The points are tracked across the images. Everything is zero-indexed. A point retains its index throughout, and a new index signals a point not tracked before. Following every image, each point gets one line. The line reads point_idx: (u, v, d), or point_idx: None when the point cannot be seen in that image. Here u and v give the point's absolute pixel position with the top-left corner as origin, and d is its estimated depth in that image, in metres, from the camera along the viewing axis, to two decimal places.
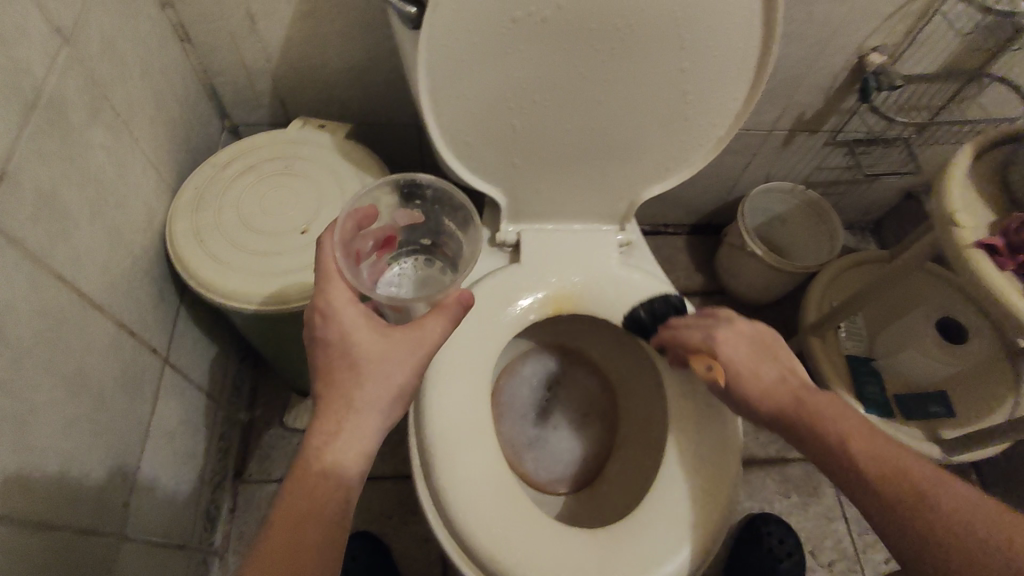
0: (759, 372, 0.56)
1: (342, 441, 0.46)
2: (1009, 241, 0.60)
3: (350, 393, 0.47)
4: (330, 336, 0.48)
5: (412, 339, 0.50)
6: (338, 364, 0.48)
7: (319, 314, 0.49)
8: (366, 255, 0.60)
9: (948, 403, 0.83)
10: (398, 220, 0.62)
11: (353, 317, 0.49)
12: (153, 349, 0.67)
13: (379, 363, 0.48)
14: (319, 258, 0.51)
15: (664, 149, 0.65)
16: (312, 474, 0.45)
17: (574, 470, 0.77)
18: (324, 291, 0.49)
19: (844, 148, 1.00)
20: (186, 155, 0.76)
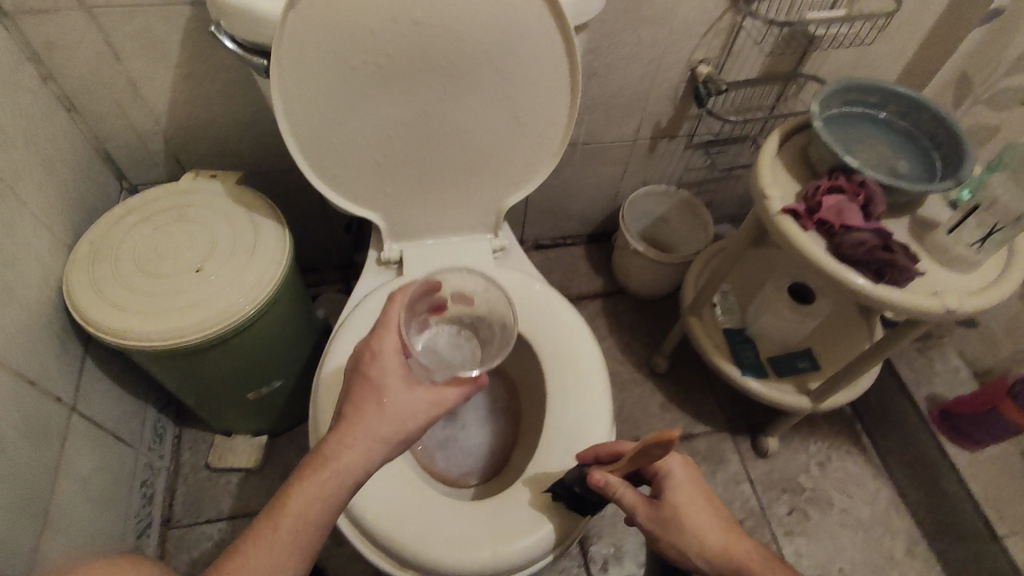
0: (705, 523, 0.53)
1: (349, 459, 0.50)
2: (807, 207, 0.72)
3: (366, 426, 0.51)
4: (370, 373, 0.54)
5: (428, 402, 0.54)
6: (365, 399, 0.53)
7: (369, 354, 0.55)
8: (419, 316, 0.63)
9: (812, 358, 0.93)
10: (452, 295, 0.65)
11: (392, 366, 0.54)
12: (57, 397, 0.70)
13: (402, 405, 0.53)
14: (386, 308, 0.58)
15: (516, 161, 0.74)
16: (309, 488, 0.48)
17: (481, 464, 0.83)
18: (379, 336, 0.56)
19: (702, 150, 1.13)
20: (82, 216, 0.80)
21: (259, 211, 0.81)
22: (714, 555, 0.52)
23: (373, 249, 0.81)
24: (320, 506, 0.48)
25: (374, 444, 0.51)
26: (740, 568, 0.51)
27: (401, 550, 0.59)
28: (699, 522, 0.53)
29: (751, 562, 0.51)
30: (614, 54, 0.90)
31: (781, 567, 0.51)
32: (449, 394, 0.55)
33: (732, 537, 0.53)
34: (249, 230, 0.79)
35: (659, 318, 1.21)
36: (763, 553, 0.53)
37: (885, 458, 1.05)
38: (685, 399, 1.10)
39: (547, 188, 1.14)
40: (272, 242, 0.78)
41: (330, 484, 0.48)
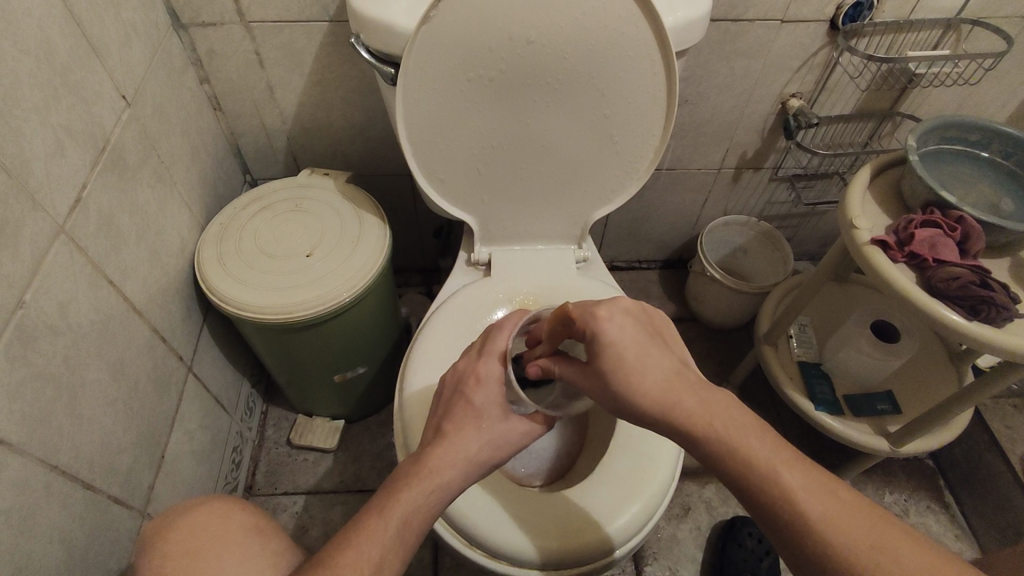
0: (650, 356, 0.45)
1: (453, 468, 0.49)
2: (898, 239, 0.71)
3: (462, 446, 0.50)
4: (472, 398, 0.54)
5: (521, 432, 0.53)
6: (462, 419, 0.53)
7: (473, 380, 0.55)
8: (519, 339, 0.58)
9: (894, 401, 0.90)
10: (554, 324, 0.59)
11: (493, 394, 0.54)
12: (180, 356, 0.79)
13: (502, 432, 0.52)
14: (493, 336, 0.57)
15: (608, 174, 0.78)
16: (418, 489, 0.46)
17: (548, 465, 0.85)
18: (484, 365, 0.55)
19: (787, 183, 1.13)
20: (214, 201, 0.91)
21: (365, 207, 0.89)
22: (648, 401, 0.44)
23: (464, 250, 0.87)
24: (416, 520, 0.45)
25: (470, 465, 0.50)
26: (692, 409, 0.42)
27: (474, 529, 0.63)
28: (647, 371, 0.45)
29: (714, 413, 0.42)
30: (707, 82, 0.94)
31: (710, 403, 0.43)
32: (542, 425, 0.54)
33: (675, 382, 0.44)
34: (355, 223, 0.87)
35: (731, 348, 1.21)
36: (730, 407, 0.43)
37: (970, 517, 0.99)
38: None
39: (626, 211, 1.18)
40: (373, 236, 0.85)
41: (429, 500, 0.46)
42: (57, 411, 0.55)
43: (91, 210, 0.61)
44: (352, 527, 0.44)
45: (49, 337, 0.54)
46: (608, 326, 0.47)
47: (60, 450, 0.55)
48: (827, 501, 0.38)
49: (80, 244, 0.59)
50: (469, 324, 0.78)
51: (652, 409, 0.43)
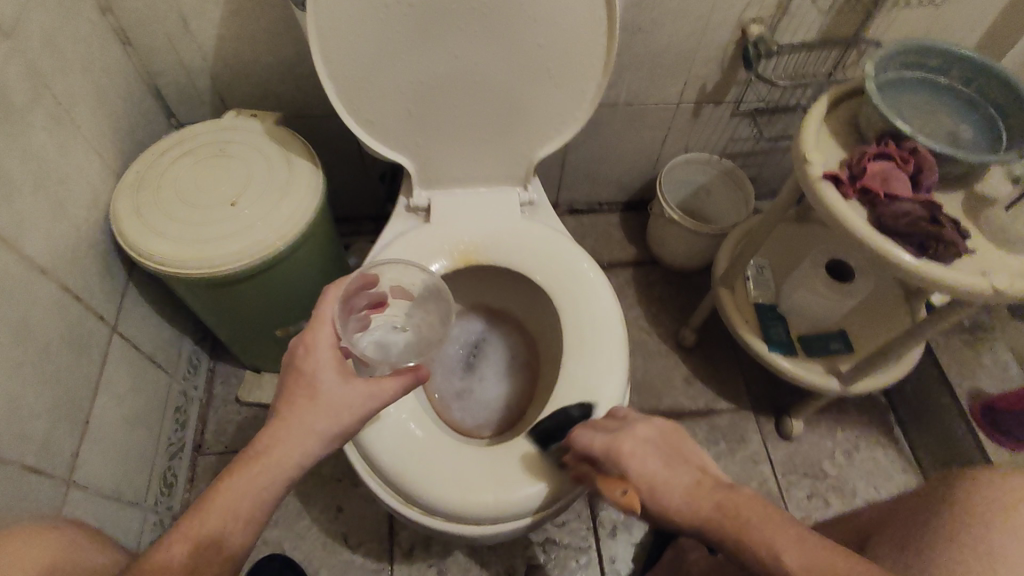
0: (676, 487, 0.49)
1: (285, 448, 0.50)
2: (851, 173, 0.68)
3: (298, 421, 0.51)
4: (303, 366, 0.54)
5: (366, 391, 0.54)
6: (295, 391, 0.53)
7: (303, 348, 0.54)
8: (359, 310, 0.64)
9: (846, 339, 0.90)
10: (392, 290, 0.67)
11: (327, 359, 0.54)
12: (101, 316, 0.75)
13: (337, 400, 0.53)
14: (320, 301, 0.57)
15: (551, 108, 0.73)
16: (241, 476, 0.48)
17: (496, 417, 0.84)
18: (314, 331, 0.55)
19: (750, 118, 1.08)
20: (131, 145, 0.84)
21: (295, 150, 0.82)
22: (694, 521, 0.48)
23: (403, 195, 0.81)
24: (248, 499, 0.48)
25: (310, 437, 0.51)
26: (726, 525, 0.46)
27: (411, 488, 0.61)
28: (675, 480, 0.50)
29: (736, 516, 0.46)
30: (663, 8, 0.87)
31: (755, 514, 0.45)
32: (406, 377, 0.56)
33: (700, 493, 0.48)
34: (284, 169, 0.80)
35: (692, 291, 1.19)
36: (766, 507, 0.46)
37: (918, 451, 1.01)
38: (712, 374, 1.08)
39: (583, 149, 1.12)
40: (304, 182, 0.80)
41: (264, 478, 0.49)
42: None
43: None
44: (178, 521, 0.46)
45: None
46: (637, 429, 0.53)
47: None
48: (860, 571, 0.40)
49: None
50: None
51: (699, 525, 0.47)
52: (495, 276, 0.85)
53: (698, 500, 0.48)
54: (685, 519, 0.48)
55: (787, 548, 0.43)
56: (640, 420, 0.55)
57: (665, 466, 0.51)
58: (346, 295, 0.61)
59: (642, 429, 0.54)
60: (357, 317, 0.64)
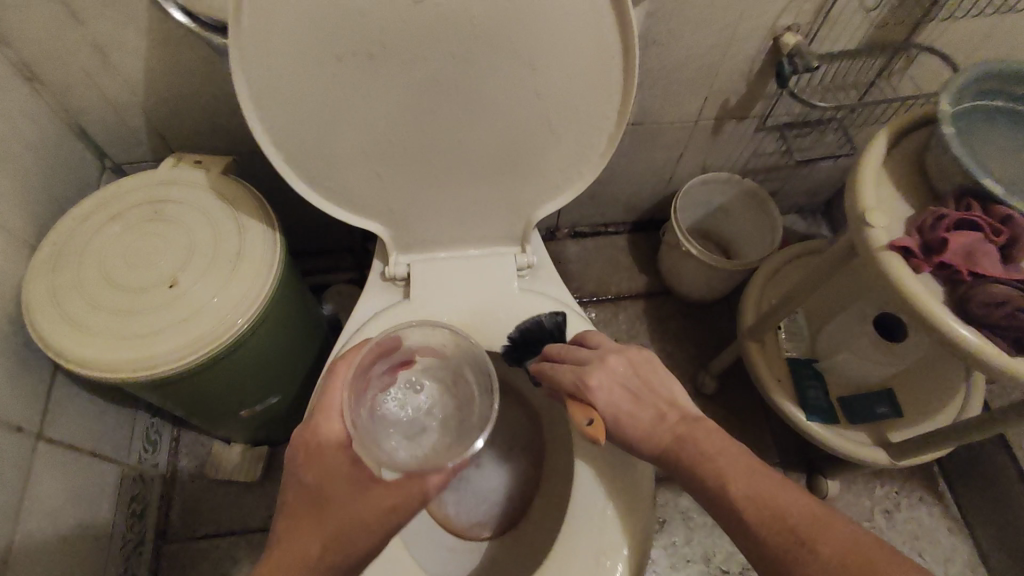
0: (641, 416, 0.52)
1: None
2: (923, 242, 0.55)
3: (305, 547, 0.45)
4: (305, 475, 0.48)
5: (385, 505, 0.46)
6: (303, 506, 0.47)
7: (305, 450, 0.49)
8: (379, 374, 0.55)
9: (895, 403, 0.78)
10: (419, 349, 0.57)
11: (334, 460, 0.48)
12: (18, 425, 0.62)
13: (349, 515, 0.46)
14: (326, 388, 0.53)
15: (553, 160, 0.60)
16: None
17: (496, 513, 0.72)
18: (316, 432, 0.50)
19: (776, 133, 0.95)
20: (49, 206, 0.70)
21: (247, 210, 0.69)
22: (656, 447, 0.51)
23: (378, 261, 0.68)
24: None
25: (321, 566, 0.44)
26: (693, 458, 0.49)
27: None
28: (639, 414, 0.52)
29: (707, 449, 0.49)
30: (682, 18, 0.72)
31: (723, 449, 0.49)
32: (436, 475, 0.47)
33: (673, 432, 0.51)
34: (234, 234, 0.67)
35: (710, 325, 1.07)
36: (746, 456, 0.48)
37: (965, 509, 0.91)
38: (736, 424, 0.97)
39: None
40: (257, 251, 0.66)
41: None
42: None
43: None
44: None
45: None
46: (606, 364, 0.55)
47: None
48: (851, 537, 0.41)
49: None
50: None
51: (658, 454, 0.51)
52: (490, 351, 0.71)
53: (663, 432, 0.51)
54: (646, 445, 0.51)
55: (742, 478, 0.46)
56: (611, 347, 0.57)
57: (631, 400, 0.53)
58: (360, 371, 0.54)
59: (613, 359, 0.55)
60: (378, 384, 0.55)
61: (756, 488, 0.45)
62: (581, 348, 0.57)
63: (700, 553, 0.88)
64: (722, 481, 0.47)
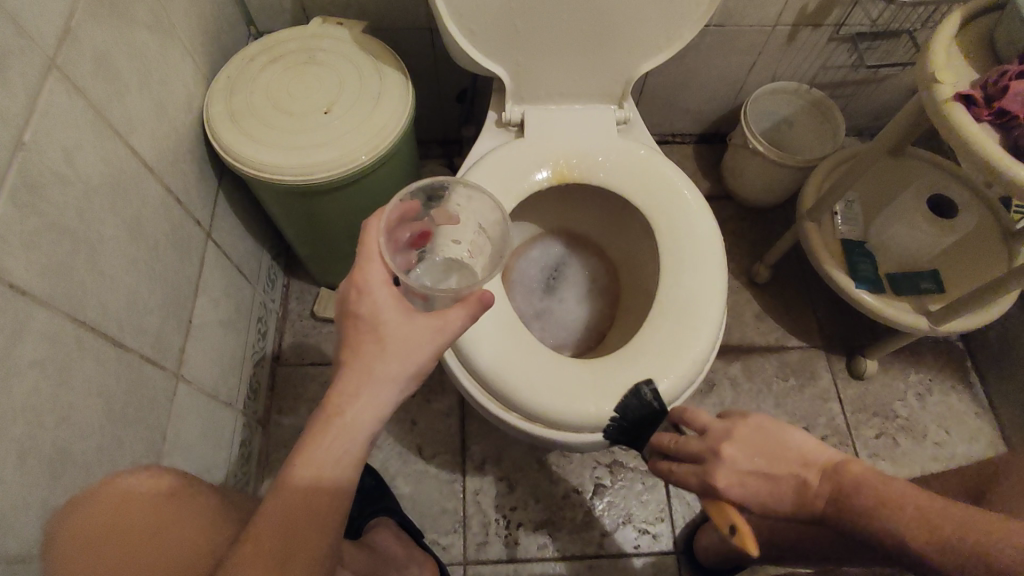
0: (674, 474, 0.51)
1: (361, 402, 0.47)
2: (986, 94, 0.63)
3: (365, 368, 0.48)
4: (358, 309, 0.50)
5: (431, 326, 0.50)
6: (362, 335, 0.49)
7: (356, 290, 0.50)
8: (403, 244, 0.62)
9: (938, 280, 0.87)
10: (434, 215, 0.65)
11: (384, 297, 0.50)
12: (198, 222, 0.76)
13: (402, 341, 0.49)
14: (363, 237, 0.53)
15: (659, 20, 0.69)
16: (327, 433, 0.45)
17: (575, 337, 0.84)
18: (363, 269, 0.51)
19: (848, 44, 1.01)
20: (217, 51, 0.83)
21: (384, 59, 0.80)
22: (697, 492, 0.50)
23: (493, 109, 0.79)
24: (340, 459, 0.45)
25: (384, 383, 0.48)
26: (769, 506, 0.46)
27: (506, 392, 0.62)
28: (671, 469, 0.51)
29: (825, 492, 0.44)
30: None
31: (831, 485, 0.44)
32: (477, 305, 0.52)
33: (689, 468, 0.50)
34: (374, 78, 0.79)
35: (766, 228, 1.15)
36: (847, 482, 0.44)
37: (993, 397, 1.00)
38: (783, 311, 1.07)
39: (666, 75, 1.07)
40: (395, 91, 0.78)
41: (344, 437, 0.46)
42: (77, 265, 0.53)
43: (84, 47, 0.54)
44: (273, 486, 0.45)
45: (61, 187, 0.51)
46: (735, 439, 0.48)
47: (82, 306, 0.54)
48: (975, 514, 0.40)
49: (78, 86, 0.54)
50: (503, 190, 0.73)
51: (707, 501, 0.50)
52: (580, 195, 0.83)
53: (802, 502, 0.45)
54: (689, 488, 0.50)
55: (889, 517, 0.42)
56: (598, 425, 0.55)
57: (767, 472, 0.46)
58: (391, 226, 0.57)
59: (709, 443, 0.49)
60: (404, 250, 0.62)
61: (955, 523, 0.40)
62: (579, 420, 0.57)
63: (744, 413, 0.99)
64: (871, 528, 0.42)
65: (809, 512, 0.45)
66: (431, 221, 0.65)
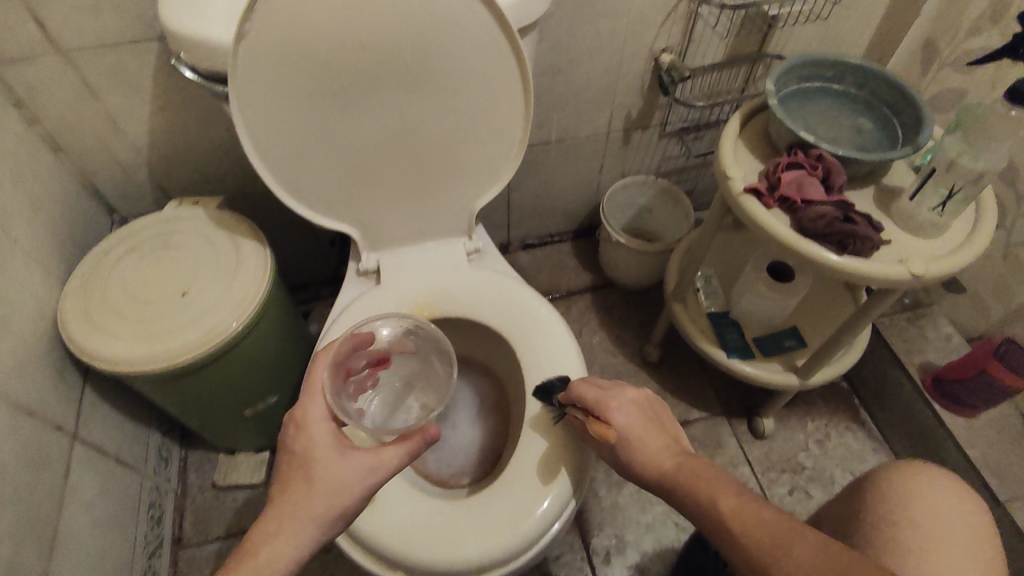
0: (657, 449, 0.57)
1: (284, 535, 0.50)
2: (769, 185, 0.72)
3: (296, 501, 0.52)
4: (295, 443, 0.55)
5: (366, 464, 0.54)
6: (298, 468, 0.54)
7: (294, 425, 0.56)
8: (359, 370, 0.67)
9: (799, 336, 0.94)
10: (392, 345, 0.69)
11: (322, 434, 0.55)
12: (59, 427, 0.73)
13: (334, 475, 0.53)
14: (310, 377, 0.59)
15: (479, 163, 0.75)
16: (247, 565, 0.48)
17: (473, 463, 0.84)
18: (306, 404, 0.57)
19: (677, 137, 1.14)
20: (72, 248, 0.84)
21: (241, 232, 0.84)
22: (648, 473, 0.56)
23: (352, 260, 0.83)
24: None
25: (310, 517, 0.52)
26: (704, 493, 0.52)
27: (389, 553, 0.61)
28: (650, 443, 0.57)
29: (747, 516, 0.48)
30: (576, 50, 0.91)
31: (757, 514, 0.48)
32: (418, 444, 0.57)
33: (681, 467, 0.55)
34: (232, 252, 0.82)
35: (650, 308, 1.22)
36: (781, 516, 0.48)
37: (885, 430, 1.05)
38: (679, 385, 1.11)
39: (526, 188, 1.16)
40: (253, 261, 0.81)
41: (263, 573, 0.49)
42: None
43: None
44: None
45: None
46: (617, 413, 0.59)
47: None
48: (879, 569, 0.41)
49: None
50: None
51: (659, 480, 0.55)
52: (453, 325, 0.86)
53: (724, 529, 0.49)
54: (652, 470, 0.56)
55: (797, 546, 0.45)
56: (619, 392, 0.61)
57: (644, 430, 0.58)
58: (342, 361, 0.64)
59: (705, 471, 0.53)
60: (356, 377, 0.67)
61: (767, 523, 0.47)
62: (614, 382, 0.63)
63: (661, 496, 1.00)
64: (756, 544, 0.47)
65: (659, 471, 0.55)
66: (390, 350, 0.70)
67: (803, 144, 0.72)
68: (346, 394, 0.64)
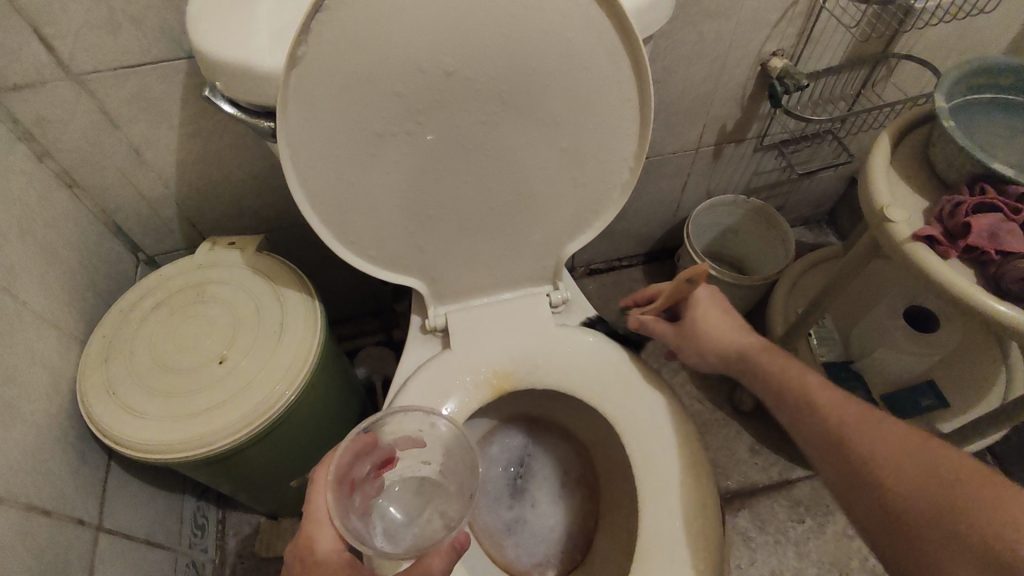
0: (725, 330, 0.59)
1: None
2: (947, 229, 0.57)
3: None
4: None
5: None
6: None
7: (303, 566, 0.46)
8: (365, 480, 0.55)
9: (939, 394, 0.78)
10: (396, 441, 0.57)
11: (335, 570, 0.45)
12: (80, 521, 0.62)
13: None
14: (311, 498, 0.49)
15: (575, 205, 0.61)
16: None
17: (558, 551, 0.72)
18: (311, 540, 0.47)
19: (774, 151, 0.98)
20: (92, 301, 0.73)
21: (284, 281, 0.71)
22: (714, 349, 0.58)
23: (416, 315, 0.70)
24: None
25: None
26: (771, 369, 0.54)
27: None
28: (720, 327, 0.59)
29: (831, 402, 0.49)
30: (672, 56, 0.77)
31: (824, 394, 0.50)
32: (448, 557, 0.44)
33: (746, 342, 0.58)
34: (274, 306, 0.69)
35: None
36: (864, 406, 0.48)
37: None
38: (778, 437, 0.97)
39: None
40: (300, 317, 0.68)
41: None
42: None
43: None
44: None
45: None
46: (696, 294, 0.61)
47: None
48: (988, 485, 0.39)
49: None
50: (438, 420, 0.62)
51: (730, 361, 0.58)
52: (538, 393, 0.74)
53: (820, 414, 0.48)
54: (724, 350, 0.58)
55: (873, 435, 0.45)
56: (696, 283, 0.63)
57: (723, 316, 0.60)
58: (346, 469, 0.52)
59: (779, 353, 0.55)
60: (365, 489, 0.55)
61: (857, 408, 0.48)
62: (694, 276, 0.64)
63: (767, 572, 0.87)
64: (832, 430, 0.47)
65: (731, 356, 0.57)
66: (396, 448, 0.57)
67: (988, 177, 0.57)
68: (357, 508, 0.52)
